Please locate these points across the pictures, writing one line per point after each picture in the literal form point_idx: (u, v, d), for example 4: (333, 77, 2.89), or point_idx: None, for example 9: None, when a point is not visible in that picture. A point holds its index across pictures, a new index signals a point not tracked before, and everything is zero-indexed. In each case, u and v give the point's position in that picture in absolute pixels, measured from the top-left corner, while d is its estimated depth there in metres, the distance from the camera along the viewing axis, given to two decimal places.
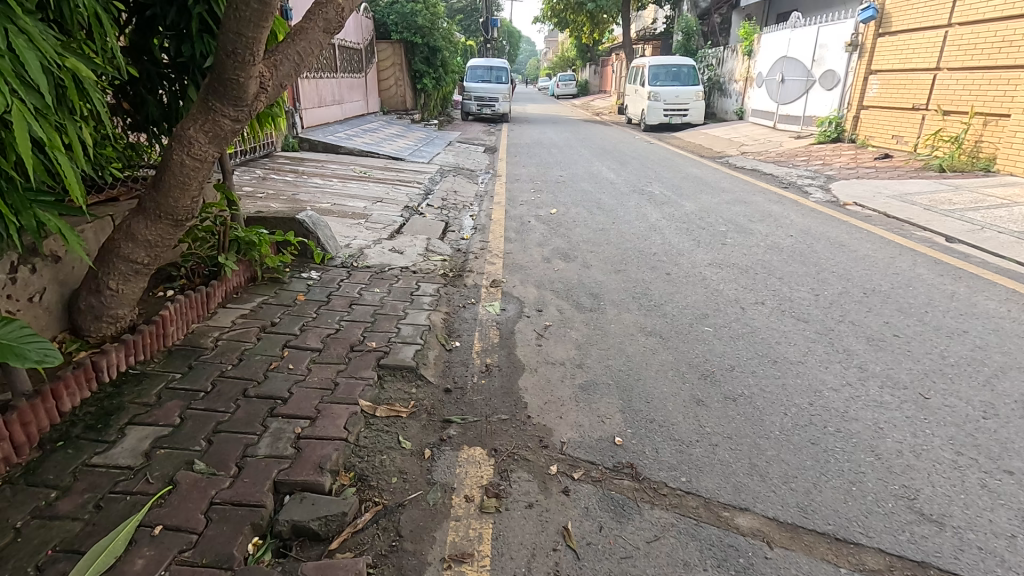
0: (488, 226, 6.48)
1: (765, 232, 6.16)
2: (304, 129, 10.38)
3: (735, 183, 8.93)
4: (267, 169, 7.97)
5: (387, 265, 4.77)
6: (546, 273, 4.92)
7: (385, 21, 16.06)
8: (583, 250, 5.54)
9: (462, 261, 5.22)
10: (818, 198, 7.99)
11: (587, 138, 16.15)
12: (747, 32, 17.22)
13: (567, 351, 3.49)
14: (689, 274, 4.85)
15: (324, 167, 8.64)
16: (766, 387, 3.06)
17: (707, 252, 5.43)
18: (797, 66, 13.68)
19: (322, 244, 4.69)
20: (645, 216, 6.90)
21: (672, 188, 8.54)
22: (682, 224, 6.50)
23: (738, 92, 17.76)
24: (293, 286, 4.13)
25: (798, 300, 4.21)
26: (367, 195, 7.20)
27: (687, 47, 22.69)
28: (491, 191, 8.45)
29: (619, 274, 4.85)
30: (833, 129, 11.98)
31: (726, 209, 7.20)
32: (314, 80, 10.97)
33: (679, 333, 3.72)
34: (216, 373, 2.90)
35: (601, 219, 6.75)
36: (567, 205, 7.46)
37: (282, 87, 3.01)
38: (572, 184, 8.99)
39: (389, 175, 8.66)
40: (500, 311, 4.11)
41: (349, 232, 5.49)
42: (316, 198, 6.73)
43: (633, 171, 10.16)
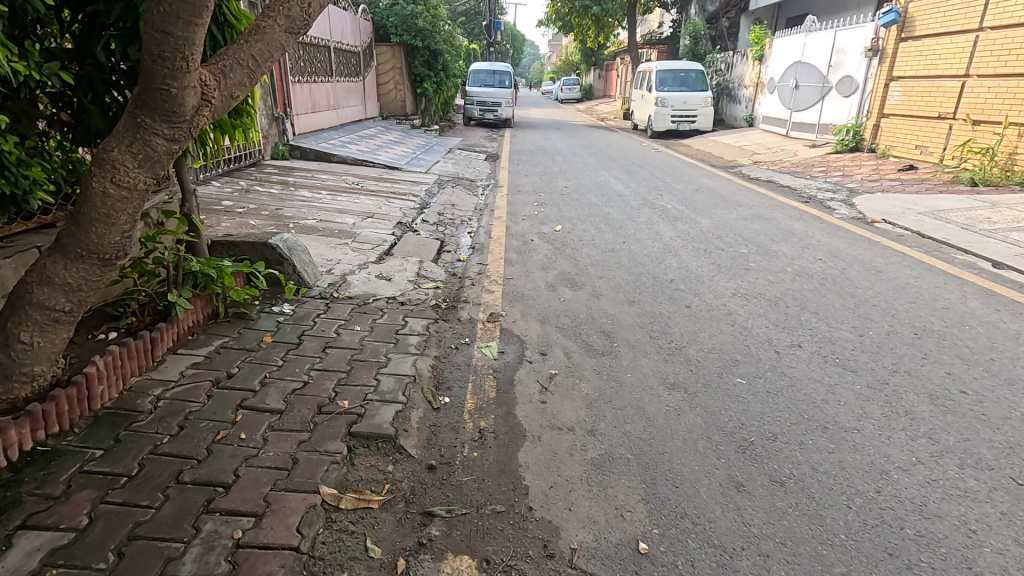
0: (487, 246, 5.95)
1: (791, 254, 5.61)
2: (295, 136, 9.88)
3: (752, 197, 8.39)
4: (252, 180, 7.46)
5: (371, 295, 4.24)
6: (551, 304, 4.39)
7: (384, 24, 15.55)
8: (591, 275, 5.01)
9: (458, 289, 4.68)
10: (843, 213, 7.43)
11: (592, 144, 15.64)
12: (758, 36, 16.68)
13: (576, 410, 2.95)
14: (712, 307, 4.30)
15: (314, 178, 8.14)
16: (820, 466, 2.51)
17: (730, 280, 4.88)
18: (813, 71, 13.14)
19: (298, 272, 4.16)
20: (658, 234, 6.37)
21: (685, 202, 7.99)
22: (699, 244, 5.95)
23: (749, 98, 17.20)
24: (260, 324, 3.60)
25: (840, 343, 3.66)
26: (356, 209, 6.68)
27: (695, 52, 22.12)
28: (492, 204, 7.93)
29: (633, 307, 4.31)
30: (850, 137, 11.43)
31: (744, 227, 6.65)
32: (308, 84, 10.47)
33: (707, 386, 3.18)
34: (146, 450, 2.36)
35: (611, 237, 6.21)
36: (573, 221, 6.93)
37: (233, 99, 2.48)
38: (577, 196, 8.47)
39: (383, 186, 8.15)
40: (499, 354, 3.57)
41: (333, 254, 4.95)
42: (301, 213, 6.22)
43: (642, 182, 9.63)
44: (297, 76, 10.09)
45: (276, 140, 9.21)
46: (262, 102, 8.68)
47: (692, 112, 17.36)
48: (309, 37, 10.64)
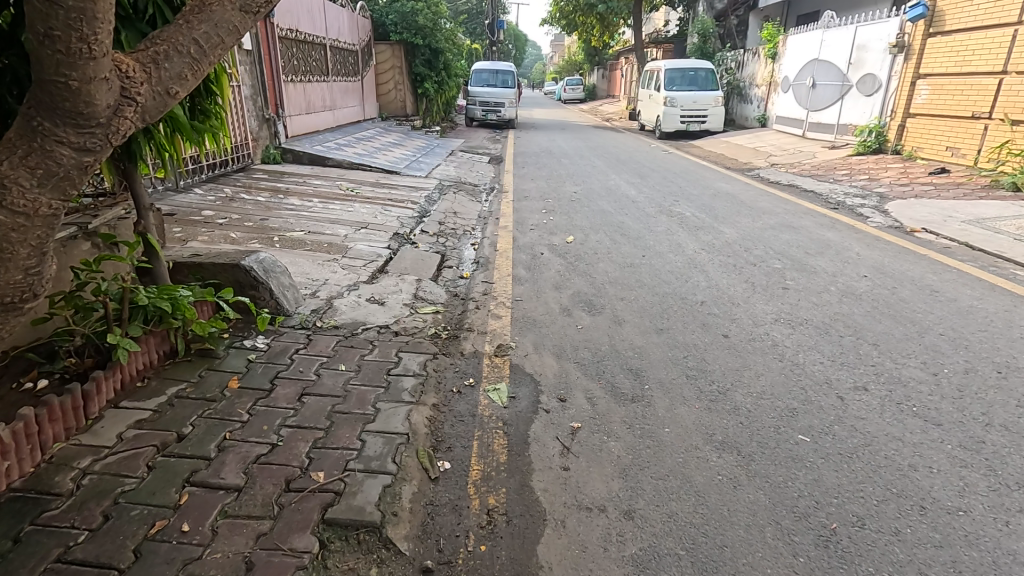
0: (492, 260, 5.39)
1: (831, 270, 5.04)
2: (288, 139, 9.34)
3: (776, 203, 7.82)
4: (238, 186, 6.92)
5: (361, 323, 3.68)
6: (567, 332, 3.82)
7: (384, 21, 15.01)
8: (610, 296, 4.44)
9: (461, 314, 4.12)
10: (878, 221, 6.86)
11: (599, 146, 15.07)
12: (771, 33, 16.10)
13: (607, 482, 2.38)
14: (753, 337, 3.73)
15: (306, 184, 7.59)
16: (930, 569, 1.95)
17: (769, 302, 4.31)
18: (831, 69, 12.56)
19: (276, 297, 3.61)
20: (680, 246, 5.80)
21: (705, 209, 7.41)
22: (727, 258, 5.39)
23: (761, 97, 16.62)
24: (226, 365, 3.03)
25: (914, 386, 3.09)
26: (350, 218, 6.14)
27: (703, 50, 21.50)
28: (496, 211, 7.37)
29: (662, 336, 3.75)
30: (873, 138, 10.85)
31: (774, 237, 6.09)
32: (302, 83, 9.93)
33: (765, 446, 2.61)
34: (53, 556, 1.81)
35: (629, 250, 5.65)
36: (585, 231, 6.36)
37: (171, 97, 1.92)
38: (588, 202, 7.91)
39: (380, 192, 7.60)
40: (509, 400, 3.00)
41: (319, 274, 4.40)
42: (288, 224, 5.67)
43: (656, 186, 9.06)
44: (291, 75, 9.56)
45: (267, 143, 8.66)
46: (252, 102, 8.14)
47: (701, 112, 16.77)
48: (304, 34, 10.09)
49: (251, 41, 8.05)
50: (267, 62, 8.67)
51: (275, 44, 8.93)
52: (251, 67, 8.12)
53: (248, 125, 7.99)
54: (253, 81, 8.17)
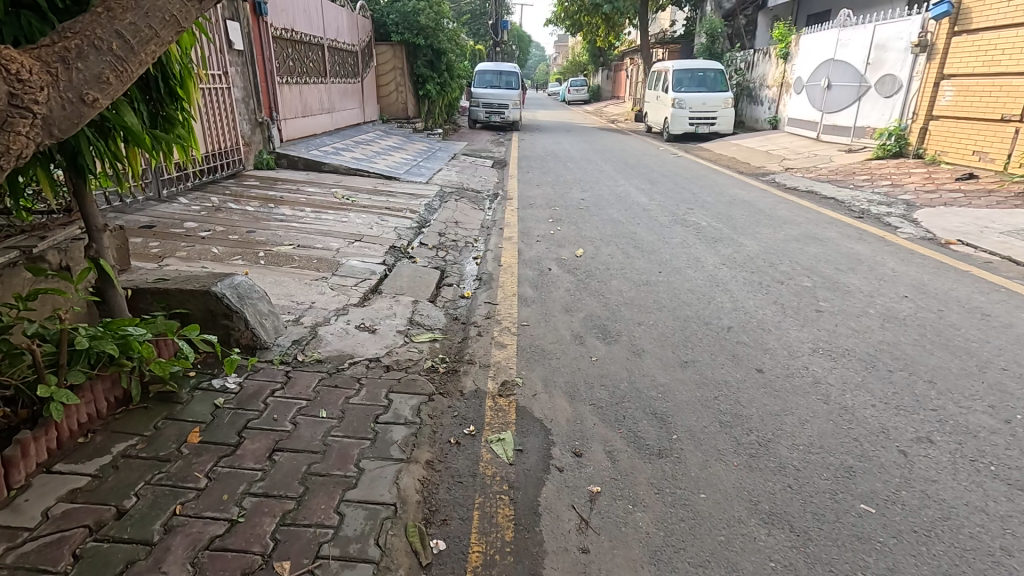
0: (496, 277, 4.96)
1: (867, 289, 4.62)
2: (283, 143, 8.95)
3: (796, 211, 7.38)
4: (226, 195, 6.54)
5: (348, 356, 3.27)
6: (580, 365, 3.39)
7: (385, 21, 14.64)
8: (627, 321, 4.02)
9: (461, 343, 3.70)
10: (908, 232, 6.41)
11: (606, 149, 14.65)
12: (782, 33, 15.65)
13: (637, 572, 1.96)
14: (790, 372, 3.30)
15: (299, 191, 7.19)
16: None
17: (803, 329, 3.88)
18: (847, 69, 12.11)
19: (252, 328, 3.19)
20: (698, 260, 5.37)
21: (722, 219, 6.97)
22: (751, 275, 4.97)
23: (772, 99, 16.18)
24: (188, 412, 2.62)
25: (986, 437, 2.66)
26: (343, 230, 5.73)
27: (711, 50, 21.03)
28: (500, 220, 6.97)
29: (688, 370, 3.32)
30: (893, 142, 10.41)
31: (799, 250, 5.66)
32: (298, 85, 9.55)
33: (823, 520, 2.18)
34: None
35: (644, 265, 5.23)
36: (595, 243, 5.94)
37: (86, 105, 1.52)
38: (597, 211, 7.48)
39: (377, 200, 7.20)
40: (516, 455, 2.58)
41: (305, 296, 3.98)
42: (276, 237, 5.27)
43: (668, 193, 8.63)
44: (286, 76, 9.18)
45: (261, 147, 8.27)
46: (243, 105, 7.76)
47: (711, 114, 16.31)
48: (300, 33, 9.70)
49: (243, 41, 7.67)
50: (260, 63, 8.28)
51: (270, 44, 8.55)
52: (243, 68, 7.74)
53: (239, 130, 7.62)
54: (245, 83, 7.79)
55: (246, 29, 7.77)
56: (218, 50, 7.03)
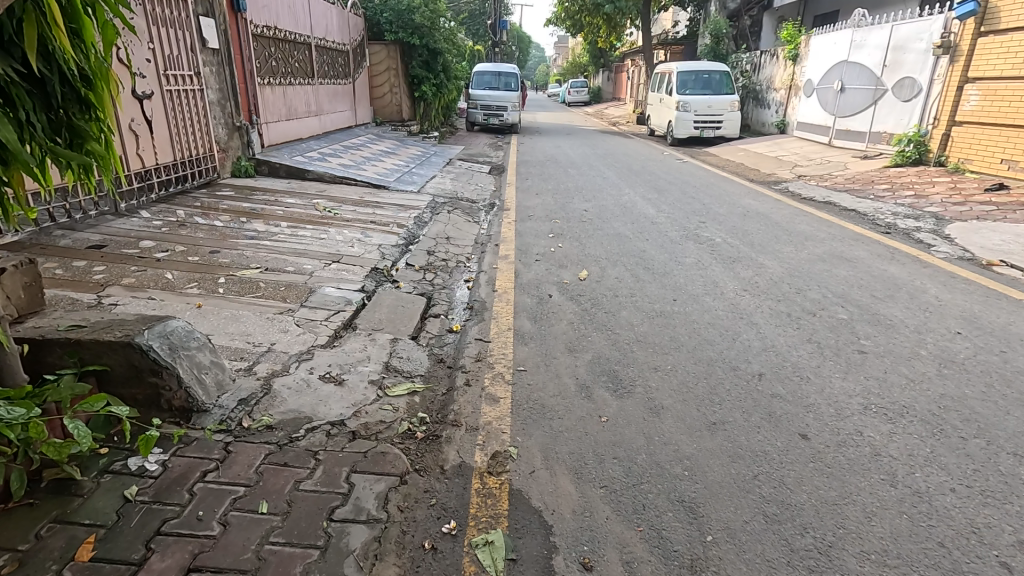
0: (489, 307, 4.38)
1: (913, 322, 4.04)
2: (265, 149, 8.38)
3: (817, 225, 6.81)
4: (195, 207, 5.97)
5: (306, 421, 2.69)
6: (587, 428, 2.81)
7: (379, 20, 14.09)
8: (640, 366, 3.44)
9: (445, 396, 3.11)
10: (944, 250, 5.84)
11: (608, 153, 14.11)
12: (791, 33, 15.08)
13: None
14: (842, 440, 2.72)
15: (277, 202, 6.61)
16: None
17: (848, 377, 3.29)
18: (862, 72, 11.56)
19: (187, 386, 2.61)
20: (716, 286, 4.79)
21: (738, 235, 6.40)
22: (778, 305, 4.39)
23: (780, 102, 15.63)
24: (85, 511, 2.04)
25: None
26: (321, 248, 5.16)
27: (716, 51, 20.45)
28: (495, 234, 6.40)
29: (718, 437, 2.74)
30: (912, 149, 9.86)
31: (827, 274, 5.09)
32: (281, 86, 8.97)
33: None
34: None
35: (655, 291, 4.66)
36: (600, 264, 5.36)
37: None
38: (601, 224, 6.90)
39: (362, 212, 6.63)
40: (508, 569, 2.01)
41: (264, 337, 3.41)
42: (242, 258, 4.69)
43: (676, 203, 8.05)
44: (268, 77, 8.60)
45: (238, 154, 7.69)
46: (219, 109, 7.19)
47: (716, 117, 15.74)
48: (284, 31, 9.11)
49: (218, 39, 7.10)
50: (238, 63, 7.71)
51: (250, 43, 7.99)
52: (219, 69, 7.16)
53: (213, 135, 7.06)
54: (220, 84, 7.21)
55: (222, 26, 7.20)
56: (188, 48, 6.46)
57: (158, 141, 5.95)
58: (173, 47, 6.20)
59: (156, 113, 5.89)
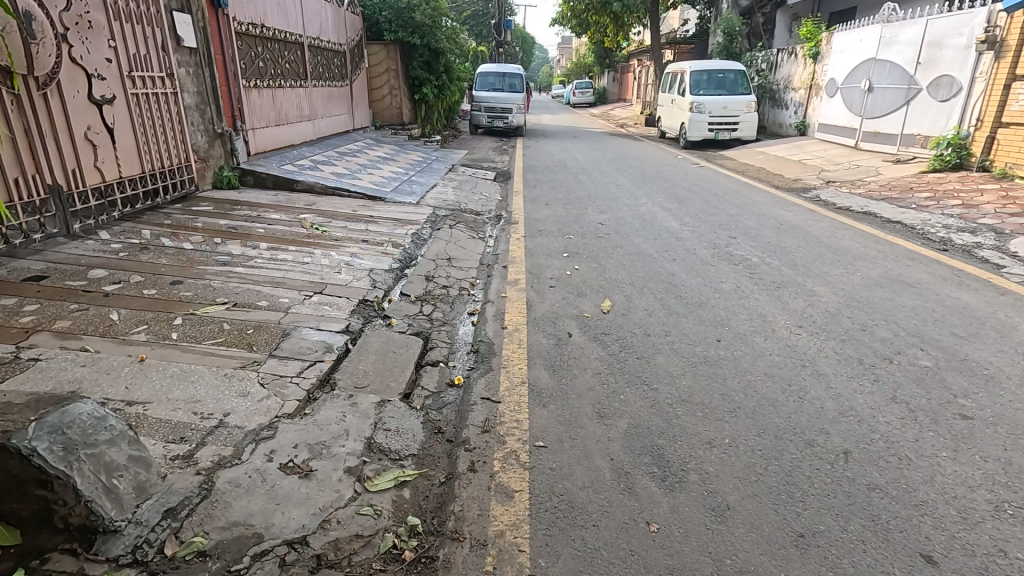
0: (497, 350, 3.67)
1: (1016, 371, 3.31)
2: (251, 157, 7.71)
3: (863, 241, 6.08)
4: (164, 226, 5.30)
5: (254, 544, 1.98)
6: (632, 545, 2.10)
7: (377, 19, 13.41)
8: (689, 440, 2.73)
9: (443, 488, 2.41)
10: (1017, 272, 5.09)
11: (619, 157, 13.39)
12: (811, 30, 14.32)
13: None
14: (982, 566, 1.99)
15: (259, 218, 5.94)
16: None
17: (961, 458, 2.56)
18: (893, 69, 10.80)
19: (87, 499, 1.89)
20: (765, 321, 4.07)
21: (776, 254, 5.67)
22: (844, 347, 3.67)
23: (800, 102, 14.85)
24: None
25: None
26: (302, 276, 4.47)
27: (729, 50, 19.69)
28: (502, 253, 5.70)
29: (811, 560, 2.03)
30: (952, 152, 9.12)
31: (890, 304, 4.37)
32: (269, 87, 8.30)
33: None
34: None
35: (695, 327, 3.95)
36: (624, 291, 4.65)
37: None
38: (620, 240, 6.19)
39: (354, 229, 5.94)
40: None
41: (217, 405, 2.71)
42: (207, 290, 4.00)
43: (700, 215, 7.33)
44: (255, 79, 7.92)
45: (221, 163, 7.02)
46: (198, 115, 6.52)
47: (732, 119, 14.99)
48: (272, 29, 8.43)
49: (196, 37, 6.42)
50: (220, 63, 7.04)
51: (233, 42, 7.31)
52: (197, 70, 6.49)
53: (190, 144, 6.38)
54: (199, 87, 6.54)
55: (200, 22, 6.53)
56: (159, 46, 5.78)
57: (122, 151, 5.27)
58: (141, 45, 5.52)
59: (119, 120, 5.21)
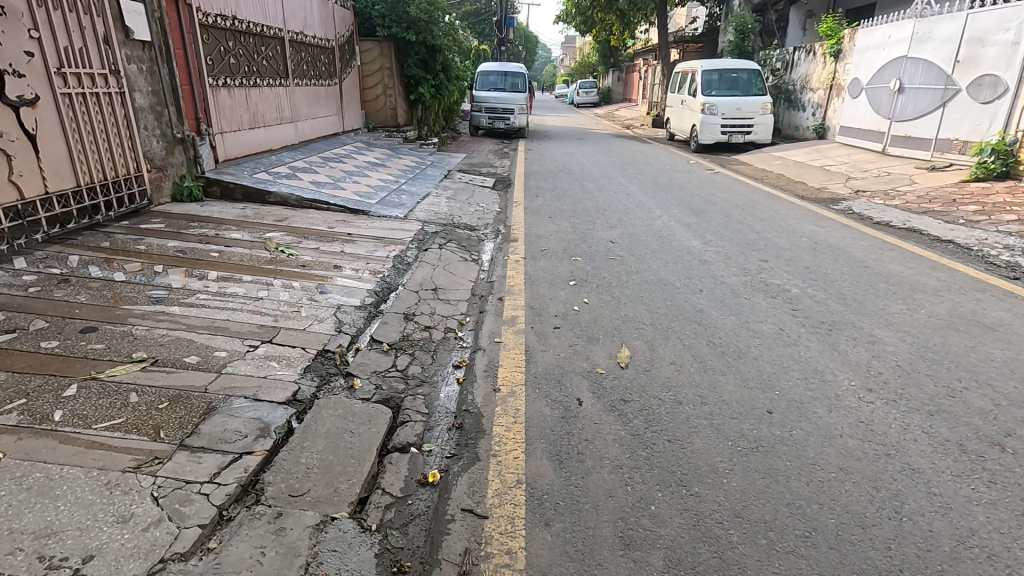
0: (486, 427, 2.85)
1: None
2: (219, 164, 6.92)
3: (917, 267, 5.25)
4: (99, 250, 4.50)
5: None
6: None
7: (370, 14, 12.56)
8: None
9: None
10: None
11: (627, 162, 12.56)
12: (832, 27, 13.44)
13: None
14: None
15: (217, 238, 5.13)
16: None
17: None
18: (927, 68, 9.96)
19: None
20: (825, 382, 3.24)
21: (819, 283, 4.84)
22: (934, 423, 2.85)
23: (819, 102, 13.99)
24: None
25: None
26: (250, 317, 3.66)
27: (741, 48, 18.80)
28: (498, 281, 4.89)
29: None
30: (997, 160, 8.26)
31: (976, 356, 3.53)
32: (242, 86, 7.50)
33: None
34: None
35: (737, 392, 3.13)
36: (644, 336, 3.82)
37: None
38: (635, 264, 5.36)
39: (328, 251, 5.13)
40: None
41: (77, 542, 1.89)
42: (124, 341, 3.19)
43: (723, 232, 6.50)
44: (225, 78, 7.13)
45: (182, 172, 6.23)
46: (152, 118, 5.72)
47: (746, 121, 14.14)
48: (245, 23, 7.61)
49: (150, 28, 5.62)
50: (181, 60, 6.24)
51: (197, 35, 6.51)
52: (152, 67, 5.70)
53: (142, 151, 5.57)
54: (154, 86, 5.74)
55: (156, 12, 5.72)
56: (100, 39, 4.98)
57: (48, 162, 4.47)
58: (75, 37, 4.72)
59: (44, 125, 4.42)
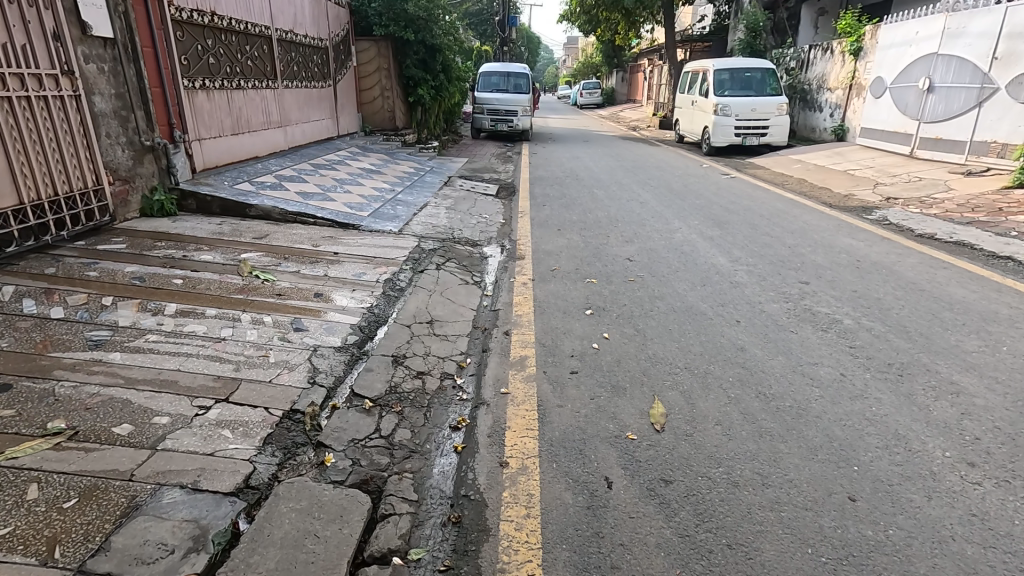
0: (492, 524, 2.22)
1: None
2: (197, 174, 6.31)
3: (980, 290, 4.61)
4: (40, 278, 3.89)
5: None
6: None
7: (366, 12, 11.91)
8: None
9: None
10: None
11: (637, 166, 11.93)
12: (852, 23, 12.76)
13: None
14: None
15: (185, 260, 4.52)
16: None
17: None
18: (960, 66, 9.30)
19: None
20: (914, 453, 2.59)
21: (873, 312, 4.20)
22: None
23: (838, 102, 13.31)
24: None
25: None
26: (206, 366, 3.04)
27: (753, 47, 18.14)
28: (503, 309, 4.26)
29: None
30: None
31: None
32: (224, 89, 6.91)
33: None
34: None
35: (808, 469, 2.49)
36: (680, 385, 3.18)
37: None
38: (659, 288, 4.71)
39: (310, 274, 4.50)
40: None
41: None
42: (41, 405, 2.57)
43: (752, 247, 5.86)
44: (204, 79, 6.54)
45: (152, 184, 5.62)
46: (115, 125, 5.11)
47: (762, 122, 13.48)
48: (226, 20, 6.99)
49: (111, 24, 5.01)
50: (151, 59, 5.63)
51: (168, 32, 5.90)
52: (115, 67, 5.10)
53: (102, 161, 4.96)
54: (118, 88, 5.13)
55: (118, 6, 5.12)
56: (49, 35, 4.37)
57: None
58: (17, 33, 4.11)
59: None
